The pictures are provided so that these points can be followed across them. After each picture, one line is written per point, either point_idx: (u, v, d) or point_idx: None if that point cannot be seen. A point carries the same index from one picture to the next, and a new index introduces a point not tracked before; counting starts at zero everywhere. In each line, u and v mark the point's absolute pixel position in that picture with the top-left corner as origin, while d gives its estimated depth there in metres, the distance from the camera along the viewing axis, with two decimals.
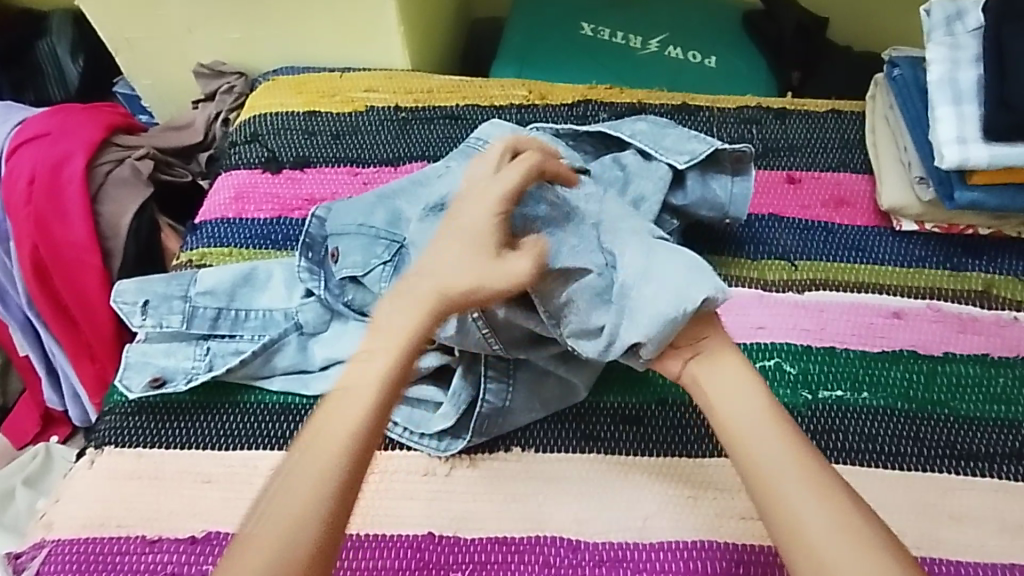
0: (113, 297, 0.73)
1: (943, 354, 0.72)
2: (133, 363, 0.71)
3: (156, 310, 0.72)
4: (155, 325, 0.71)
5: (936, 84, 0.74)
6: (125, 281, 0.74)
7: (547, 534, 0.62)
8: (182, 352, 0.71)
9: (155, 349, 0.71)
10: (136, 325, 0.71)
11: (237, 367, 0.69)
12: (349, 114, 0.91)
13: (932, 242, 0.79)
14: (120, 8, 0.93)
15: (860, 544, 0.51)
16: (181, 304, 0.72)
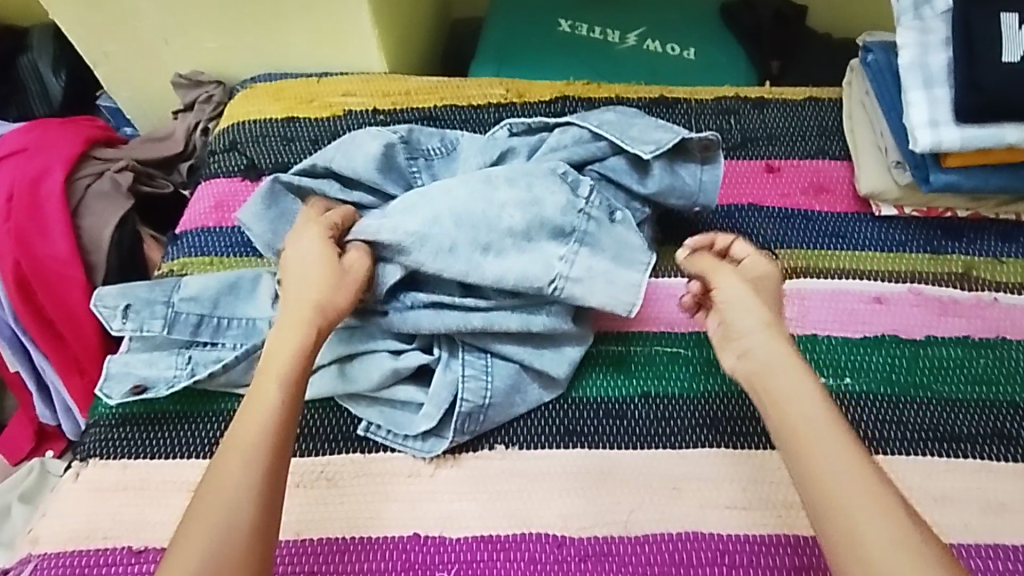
0: (93, 300, 0.72)
1: (925, 338, 0.72)
2: (115, 373, 0.70)
3: (137, 314, 0.71)
4: (136, 329, 0.71)
5: (905, 70, 0.73)
6: (107, 286, 0.73)
7: (533, 530, 0.62)
8: (164, 361, 0.71)
9: (137, 359, 0.71)
10: (116, 329, 0.71)
11: (219, 374, 0.69)
12: (328, 119, 0.91)
13: (912, 225, 0.79)
14: (95, 21, 0.94)
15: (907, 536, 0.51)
16: (164, 309, 0.72)
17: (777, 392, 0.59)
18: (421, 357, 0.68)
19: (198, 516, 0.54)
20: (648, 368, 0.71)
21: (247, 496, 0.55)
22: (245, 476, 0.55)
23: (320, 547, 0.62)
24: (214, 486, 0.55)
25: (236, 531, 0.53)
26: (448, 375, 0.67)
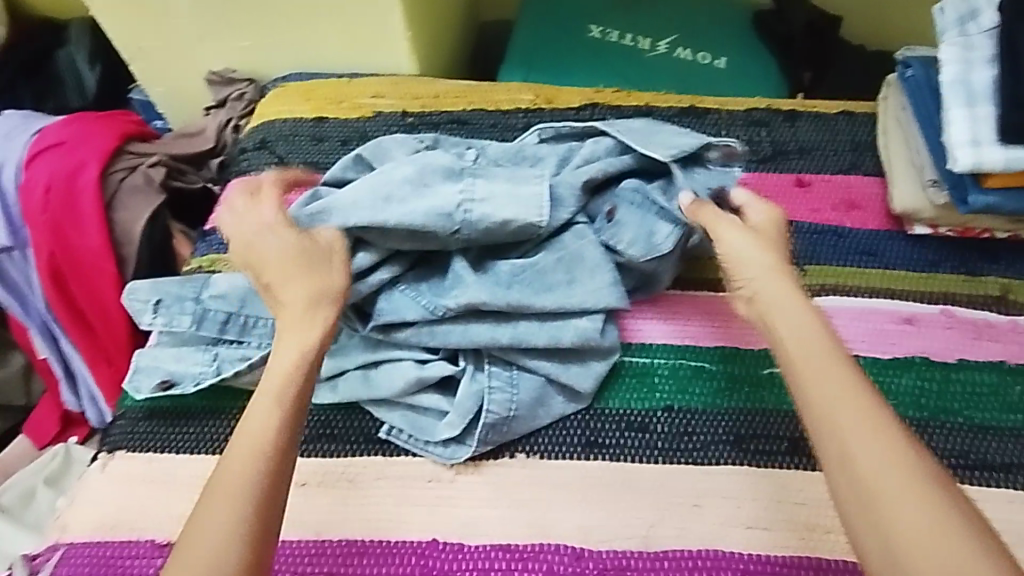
0: (125, 295, 0.73)
1: (957, 361, 0.70)
2: (143, 367, 0.72)
3: (167, 310, 0.73)
4: (165, 325, 0.72)
5: (947, 88, 0.72)
6: (139, 280, 0.74)
7: (552, 541, 0.62)
8: (191, 358, 0.72)
9: (166, 354, 0.72)
10: (146, 325, 0.72)
11: (245, 372, 0.70)
12: (357, 120, 0.91)
13: (946, 245, 0.77)
14: (135, 18, 0.95)
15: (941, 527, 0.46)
16: (192, 305, 0.73)
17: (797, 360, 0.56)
18: (448, 367, 0.68)
19: (198, 519, 0.51)
20: (672, 381, 0.70)
21: (245, 499, 0.51)
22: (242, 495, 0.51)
23: (340, 548, 0.63)
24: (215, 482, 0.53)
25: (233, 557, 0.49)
26: (473, 385, 0.68)
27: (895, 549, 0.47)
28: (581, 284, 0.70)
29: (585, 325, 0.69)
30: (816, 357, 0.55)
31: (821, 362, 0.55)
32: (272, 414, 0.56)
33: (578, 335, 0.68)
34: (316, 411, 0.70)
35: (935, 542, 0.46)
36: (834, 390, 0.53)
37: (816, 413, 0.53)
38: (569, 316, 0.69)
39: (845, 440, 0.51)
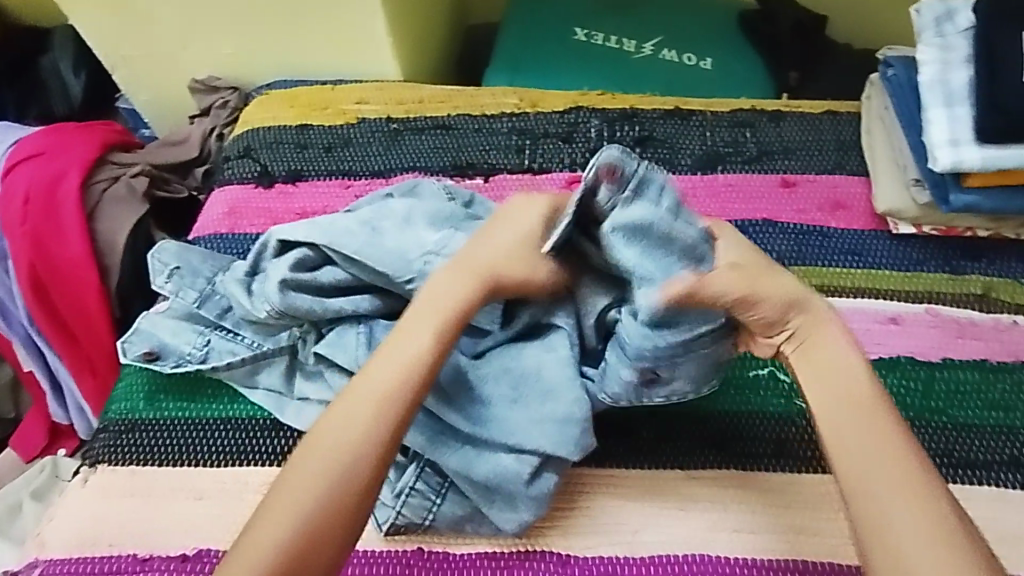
0: (153, 250, 0.75)
1: (942, 360, 0.70)
2: (142, 329, 0.73)
3: (180, 279, 0.74)
4: (173, 292, 0.73)
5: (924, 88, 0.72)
6: (169, 241, 0.76)
7: (539, 548, 0.62)
8: (186, 335, 0.72)
9: (165, 323, 0.73)
10: (157, 284, 0.73)
11: (222, 368, 0.70)
12: (341, 126, 0.91)
13: (930, 244, 0.77)
14: (117, 26, 0.95)
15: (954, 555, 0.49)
16: (203, 284, 0.74)
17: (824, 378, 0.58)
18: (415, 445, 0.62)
19: (267, 503, 0.54)
20: None
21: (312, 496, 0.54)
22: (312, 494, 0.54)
23: None
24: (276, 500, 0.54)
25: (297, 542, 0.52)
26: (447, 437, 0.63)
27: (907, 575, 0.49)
28: (524, 405, 0.63)
29: (511, 458, 0.61)
30: (852, 404, 0.57)
31: (855, 409, 0.56)
32: (347, 445, 0.55)
33: (505, 470, 0.61)
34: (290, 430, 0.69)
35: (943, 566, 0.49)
36: (859, 435, 0.55)
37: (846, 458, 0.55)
38: (507, 447, 0.62)
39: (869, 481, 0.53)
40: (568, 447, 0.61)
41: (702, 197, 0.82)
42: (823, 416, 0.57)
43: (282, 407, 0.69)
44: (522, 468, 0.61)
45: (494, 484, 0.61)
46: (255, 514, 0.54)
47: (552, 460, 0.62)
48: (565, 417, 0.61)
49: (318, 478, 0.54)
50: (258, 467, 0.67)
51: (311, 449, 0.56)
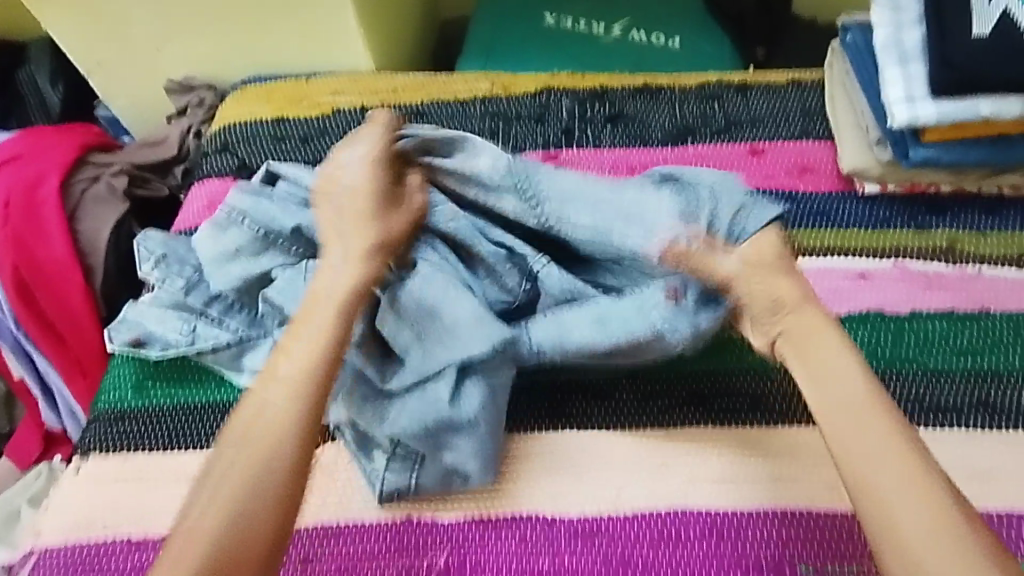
0: (138, 238, 0.77)
1: (911, 311, 0.72)
2: (129, 319, 0.74)
3: (166, 266, 0.75)
4: (159, 279, 0.75)
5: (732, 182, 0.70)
6: (155, 231, 0.78)
7: (525, 510, 0.63)
8: (171, 320, 0.73)
9: (151, 312, 0.74)
10: (143, 272, 0.75)
11: (208, 351, 0.71)
12: (317, 118, 0.92)
13: (897, 202, 0.79)
14: (90, 31, 0.96)
15: (962, 545, 0.51)
16: (190, 271, 0.75)
17: (816, 377, 0.60)
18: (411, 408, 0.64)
19: (204, 493, 0.56)
20: None
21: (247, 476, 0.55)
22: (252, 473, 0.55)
23: (316, 533, 0.63)
24: (218, 474, 0.56)
25: (242, 525, 0.53)
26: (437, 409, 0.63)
27: (917, 560, 0.51)
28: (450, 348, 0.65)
29: (439, 396, 0.64)
30: (856, 399, 0.58)
31: (862, 408, 0.57)
32: (280, 422, 0.57)
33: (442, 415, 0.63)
34: None
35: (953, 550, 0.50)
36: (873, 440, 0.56)
37: (859, 453, 0.56)
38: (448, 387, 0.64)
39: (875, 479, 0.54)
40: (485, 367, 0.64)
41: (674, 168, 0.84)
42: (830, 420, 0.58)
43: None
44: (445, 391, 0.64)
45: (424, 427, 0.63)
46: (193, 497, 0.56)
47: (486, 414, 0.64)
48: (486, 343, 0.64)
49: (258, 457, 0.56)
50: None
51: (251, 424, 0.58)
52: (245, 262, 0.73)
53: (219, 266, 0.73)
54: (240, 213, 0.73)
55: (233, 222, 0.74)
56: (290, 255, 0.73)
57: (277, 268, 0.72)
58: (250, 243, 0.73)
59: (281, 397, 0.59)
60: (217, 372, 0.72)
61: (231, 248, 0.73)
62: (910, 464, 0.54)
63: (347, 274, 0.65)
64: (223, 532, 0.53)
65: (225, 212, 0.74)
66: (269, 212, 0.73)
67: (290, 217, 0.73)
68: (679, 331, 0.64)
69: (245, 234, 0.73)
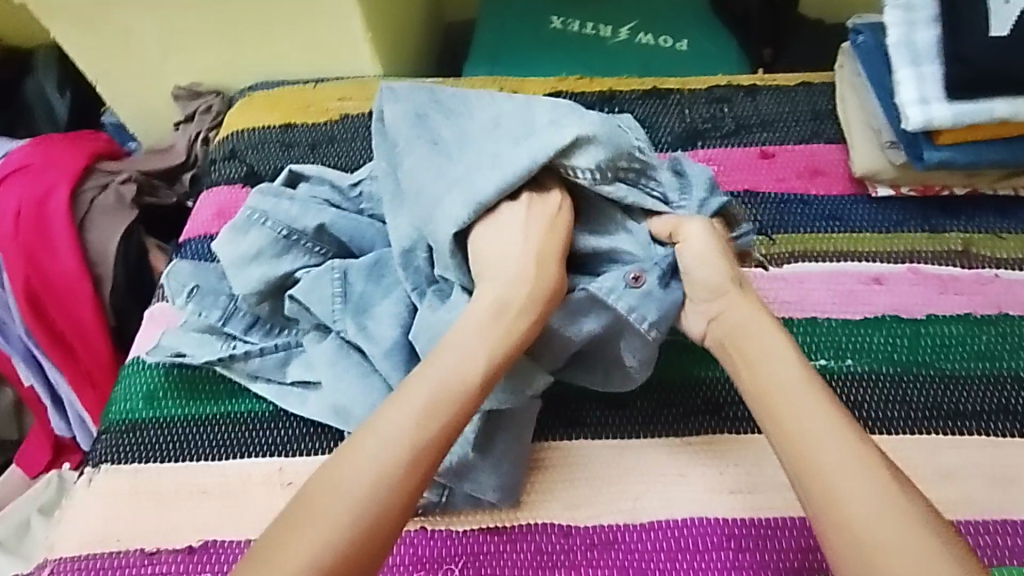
0: (169, 272, 0.76)
1: (926, 316, 0.72)
2: (165, 346, 0.73)
3: (201, 298, 0.74)
4: (195, 312, 0.73)
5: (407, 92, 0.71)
6: (184, 262, 0.76)
7: (539, 521, 0.63)
8: (209, 346, 0.72)
9: (188, 339, 0.73)
10: (179, 306, 0.74)
11: (239, 360, 0.71)
12: (325, 124, 0.92)
13: (910, 205, 0.79)
14: (97, 40, 0.96)
15: (912, 529, 0.49)
16: (226, 300, 0.74)
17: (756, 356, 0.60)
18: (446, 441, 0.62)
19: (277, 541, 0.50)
20: None
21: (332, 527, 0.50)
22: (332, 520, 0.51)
23: None
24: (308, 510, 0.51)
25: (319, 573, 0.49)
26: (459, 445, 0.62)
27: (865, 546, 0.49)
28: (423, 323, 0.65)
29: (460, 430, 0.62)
30: (791, 382, 0.57)
31: (798, 391, 0.57)
32: (403, 440, 0.54)
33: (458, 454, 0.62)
34: (287, 417, 0.70)
35: (894, 528, 0.49)
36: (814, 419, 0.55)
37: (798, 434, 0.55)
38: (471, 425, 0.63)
39: (818, 462, 0.53)
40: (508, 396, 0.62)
41: None
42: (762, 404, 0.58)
43: (282, 394, 0.70)
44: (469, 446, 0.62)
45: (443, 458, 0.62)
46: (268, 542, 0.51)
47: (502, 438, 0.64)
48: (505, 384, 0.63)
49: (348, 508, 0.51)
50: (261, 458, 0.68)
51: (361, 443, 0.54)
52: (266, 265, 0.71)
53: (242, 272, 0.71)
54: (259, 210, 0.73)
55: (253, 224, 0.72)
56: (313, 255, 0.72)
57: (301, 270, 0.71)
58: (271, 244, 0.72)
59: (405, 424, 0.55)
60: (229, 383, 0.72)
61: (251, 251, 0.72)
62: (849, 446, 0.53)
63: (521, 288, 0.61)
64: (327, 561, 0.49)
65: (245, 214, 0.73)
66: (290, 211, 0.72)
67: (310, 215, 0.72)
68: (647, 319, 0.62)
69: (265, 235, 0.72)
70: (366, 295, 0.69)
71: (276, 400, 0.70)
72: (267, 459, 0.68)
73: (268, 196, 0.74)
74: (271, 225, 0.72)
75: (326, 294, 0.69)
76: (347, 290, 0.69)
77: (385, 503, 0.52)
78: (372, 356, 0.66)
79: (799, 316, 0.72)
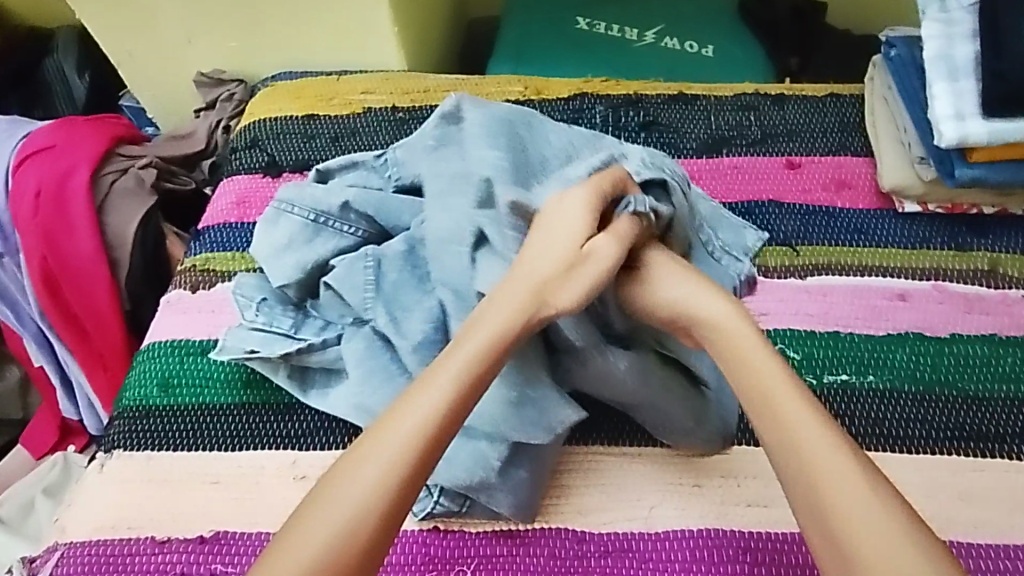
0: (232, 288, 0.73)
1: (949, 335, 0.71)
2: (229, 347, 0.71)
3: (269, 309, 0.71)
4: (265, 324, 0.71)
5: (474, 116, 0.74)
6: (245, 276, 0.74)
7: (553, 526, 0.62)
8: (279, 344, 0.69)
9: (253, 338, 0.70)
10: (248, 319, 0.71)
11: (311, 353, 0.68)
12: (348, 117, 0.91)
13: (936, 221, 0.78)
14: (123, 23, 0.95)
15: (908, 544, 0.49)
16: (295, 311, 0.72)
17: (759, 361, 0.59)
18: (467, 462, 0.62)
19: (294, 526, 0.52)
20: None
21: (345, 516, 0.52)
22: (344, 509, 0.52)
23: None
24: (322, 502, 0.53)
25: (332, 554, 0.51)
26: (479, 466, 0.61)
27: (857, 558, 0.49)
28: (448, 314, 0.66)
29: (482, 445, 0.62)
30: (762, 373, 0.58)
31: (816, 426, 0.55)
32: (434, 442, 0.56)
33: (475, 474, 0.61)
34: (307, 408, 0.69)
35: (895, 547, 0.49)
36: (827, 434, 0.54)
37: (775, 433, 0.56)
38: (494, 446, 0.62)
39: (795, 456, 0.54)
40: (534, 428, 0.62)
41: (708, 180, 0.83)
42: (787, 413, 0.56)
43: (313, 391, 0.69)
44: (494, 457, 0.62)
45: (464, 475, 0.61)
46: (285, 528, 0.53)
47: (522, 450, 0.63)
48: (534, 407, 0.63)
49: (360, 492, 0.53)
50: (275, 451, 0.67)
51: (380, 437, 0.56)
52: (300, 252, 0.71)
53: (277, 261, 0.71)
54: (295, 202, 0.73)
55: (284, 214, 0.73)
56: (344, 238, 0.72)
57: (334, 257, 0.71)
58: (303, 230, 0.72)
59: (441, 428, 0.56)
60: (244, 374, 0.71)
61: (285, 239, 0.72)
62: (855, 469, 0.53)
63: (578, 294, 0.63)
64: (341, 545, 0.51)
65: (274, 207, 0.74)
66: (315, 195, 0.73)
67: (334, 195, 0.72)
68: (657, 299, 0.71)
69: (295, 223, 0.72)
70: (399, 285, 0.68)
71: (298, 392, 0.69)
72: (280, 452, 0.67)
73: (291, 192, 0.74)
74: (306, 212, 0.72)
75: (378, 278, 0.68)
76: (381, 280, 0.68)
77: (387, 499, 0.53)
78: (400, 350, 0.66)
79: (821, 330, 0.72)
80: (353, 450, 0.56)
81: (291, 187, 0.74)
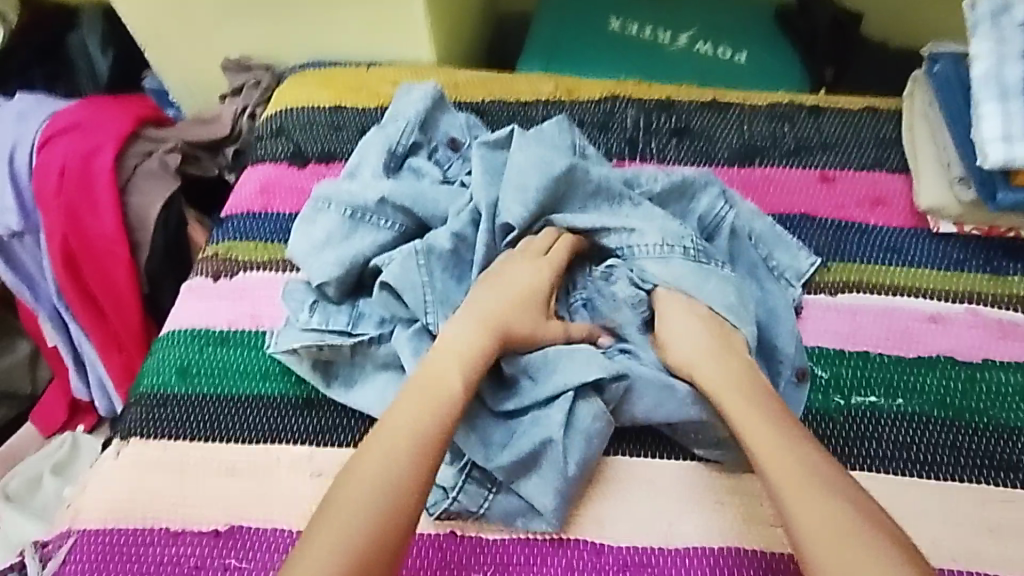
0: (283, 295, 0.72)
1: (982, 361, 0.69)
2: (283, 348, 0.69)
3: (324, 309, 0.70)
4: (322, 322, 0.69)
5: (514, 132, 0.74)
6: (293, 281, 0.72)
7: (571, 537, 0.61)
8: (335, 340, 0.68)
9: (307, 339, 0.68)
10: (302, 321, 0.69)
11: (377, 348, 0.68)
12: (375, 109, 0.90)
13: (972, 244, 0.76)
14: (153, 4, 0.94)
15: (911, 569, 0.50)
16: (349, 307, 0.71)
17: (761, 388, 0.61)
18: (530, 431, 0.63)
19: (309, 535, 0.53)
20: None
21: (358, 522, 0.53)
22: (358, 516, 0.53)
23: None
24: (334, 509, 0.54)
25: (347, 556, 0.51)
26: (543, 431, 0.63)
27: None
28: None
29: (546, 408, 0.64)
30: None
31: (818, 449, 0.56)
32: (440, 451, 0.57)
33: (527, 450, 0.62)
34: (333, 403, 0.69)
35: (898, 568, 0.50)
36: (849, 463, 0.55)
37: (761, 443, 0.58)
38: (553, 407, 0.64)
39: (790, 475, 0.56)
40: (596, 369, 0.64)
41: (740, 189, 0.81)
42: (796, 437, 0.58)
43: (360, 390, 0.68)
44: (555, 419, 0.63)
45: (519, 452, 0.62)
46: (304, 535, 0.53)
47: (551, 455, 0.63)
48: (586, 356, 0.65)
49: (370, 499, 0.54)
50: (291, 446, 0.67)
51: (388, 446, 0.57)
52: (340, 248, 0.70)
53: (315, 257, 0.71)
54: (337, 199, 0.72)
55: (324, 209, 0.72)
56: (383, 231, 0.71)
57: (374, 252, 0.70)
58: (340, 225, 0.71)
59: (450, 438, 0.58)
60: (263, 366, 0.71)
61: (323, 235, 0.71)
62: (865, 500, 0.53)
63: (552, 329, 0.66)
64: (355, 550, 0.52)
65: (311, 204, 0.73)
66: (351, 189, 0.72)
67: (370, 189, 0.72)
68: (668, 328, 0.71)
69: (333, 218, 0.72)
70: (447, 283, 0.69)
71: (323, 387, 0.68)
72: (296, 447, 0.67)
73: (328, 188, 0.74)
74: (351, 208, 0.72)
75: (425, 276, 0.68)
76: (434, 278, 0.68)
77: (398, 506, 0.54)
78: None
79: (850, 350, 0.70)
80: (363, 455, 0.57)
81: (327, 186, 0.74)
